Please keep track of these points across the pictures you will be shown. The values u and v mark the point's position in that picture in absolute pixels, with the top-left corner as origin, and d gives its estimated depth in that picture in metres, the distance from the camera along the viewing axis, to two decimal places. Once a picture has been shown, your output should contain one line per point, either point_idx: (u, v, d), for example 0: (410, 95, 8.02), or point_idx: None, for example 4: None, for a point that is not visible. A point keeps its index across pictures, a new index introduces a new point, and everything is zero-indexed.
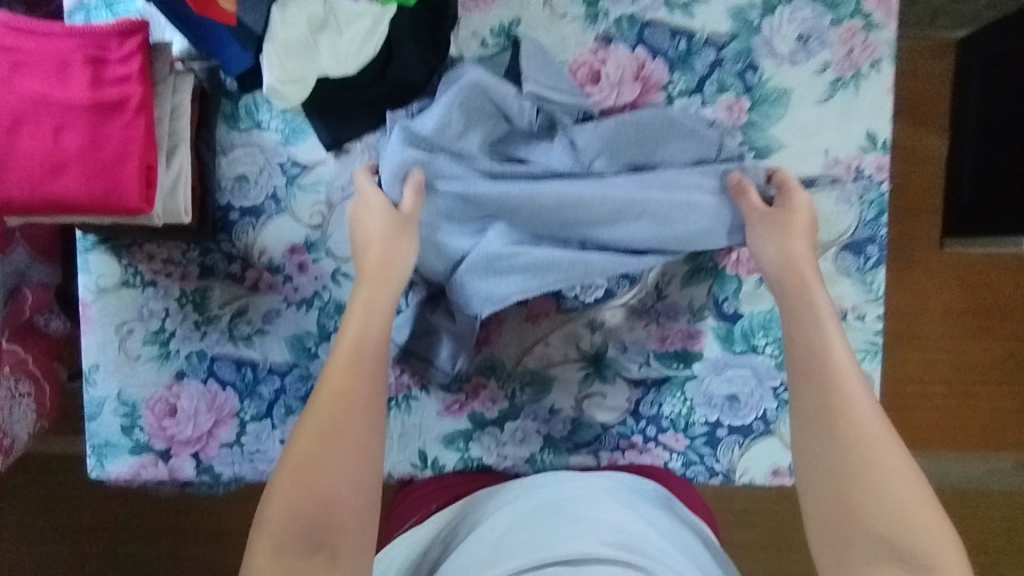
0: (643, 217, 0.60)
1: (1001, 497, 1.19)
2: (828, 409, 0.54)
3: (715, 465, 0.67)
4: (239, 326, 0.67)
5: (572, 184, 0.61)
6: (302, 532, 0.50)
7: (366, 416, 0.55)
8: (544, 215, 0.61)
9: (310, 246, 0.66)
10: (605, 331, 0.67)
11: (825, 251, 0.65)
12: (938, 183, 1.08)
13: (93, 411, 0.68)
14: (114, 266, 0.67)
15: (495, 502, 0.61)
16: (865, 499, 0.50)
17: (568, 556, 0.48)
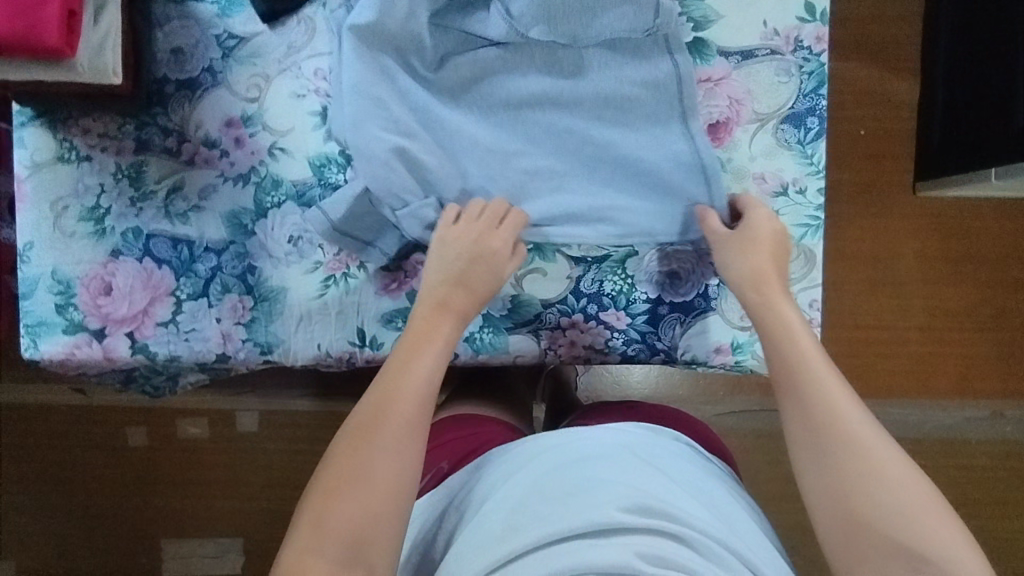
0: (585, 123, 0.62)
1: (974, 443, 1.17)
2: (808, 414, 0.53)
3: (656, 343, 0.66)
4: (175, 202, 0.67)
5: (518, 94, 0.63)
6: (340, 551, 0.49)
7: (414, 433, 0.55)
8: (511, 128, 0.63)
9: (246, 120, 0.66)
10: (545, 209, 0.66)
11: (764, 124, 0.65)
12: (906, 118, 1.07)
13: (27, 289, 0.67)
14: (49, 141, 0.66)
15: (510, 463, 0.61)
16: (865, 500, 0.48)
17: (583, 529, 0.50)
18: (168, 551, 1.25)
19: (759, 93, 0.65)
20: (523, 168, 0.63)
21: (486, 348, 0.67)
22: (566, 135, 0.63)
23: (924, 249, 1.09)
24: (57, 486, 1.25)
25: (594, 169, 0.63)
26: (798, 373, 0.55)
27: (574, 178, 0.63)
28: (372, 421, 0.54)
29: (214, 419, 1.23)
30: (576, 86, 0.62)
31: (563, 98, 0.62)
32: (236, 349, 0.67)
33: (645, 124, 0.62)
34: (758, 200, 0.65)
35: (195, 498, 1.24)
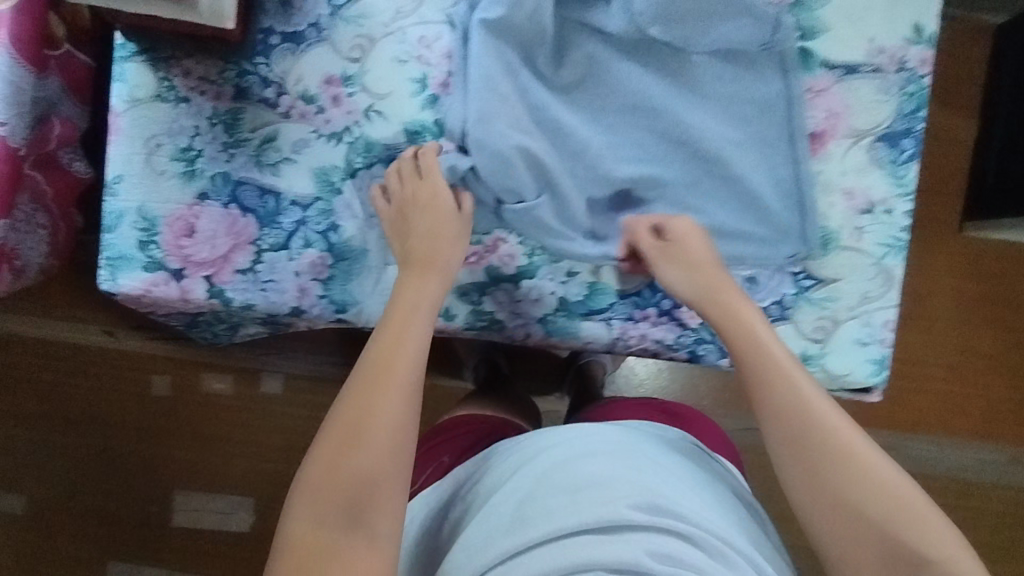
0: (688, 132, 0.64)
1: (1004, 493, 1.12)
2: (790, 425, 0.50)
3: (727, 345, 0.67)
4: (267, 153, 0.67)
5: (627, 96, 0.65)
6: (342, 517, 0.47)
7: (413, 395, 0.53)
8: (614, 128, 0.65)
9: (346, 79, 0.66)
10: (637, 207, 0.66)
11: (860, 140, 0.65)
12: (960, 156, 1.07)
13: (111, 223, 0.68)
14: (149, 78, 0.66)
15: (523, 452, 0.60)
16: (859, 512, 0.46)
17: (597, 524, 0.48)
18: (177, 503, 1.25)
19: (859, 109, 0.65)
20: (623, 169, 0.65)
21: (559, 332, 0.68)
22: (666, 142, 0.65)
23: (961, 289, 1.09)
24: (77, 426, 1.25)
25: (689, 180, 0.65)
26: (770, 381, 0.53)
27: (667, 182, 0.65)
28: (371, 385, 0.52)
29: (239, 377, 1.24)
30: (682, 96, 0.64)
31: (671, 103, 0.64)
32: (311, 304, 0.68)
33: (743, 141, 0.65)
34: (844, 215, 0.65)
35: (211, 453, 1.24)
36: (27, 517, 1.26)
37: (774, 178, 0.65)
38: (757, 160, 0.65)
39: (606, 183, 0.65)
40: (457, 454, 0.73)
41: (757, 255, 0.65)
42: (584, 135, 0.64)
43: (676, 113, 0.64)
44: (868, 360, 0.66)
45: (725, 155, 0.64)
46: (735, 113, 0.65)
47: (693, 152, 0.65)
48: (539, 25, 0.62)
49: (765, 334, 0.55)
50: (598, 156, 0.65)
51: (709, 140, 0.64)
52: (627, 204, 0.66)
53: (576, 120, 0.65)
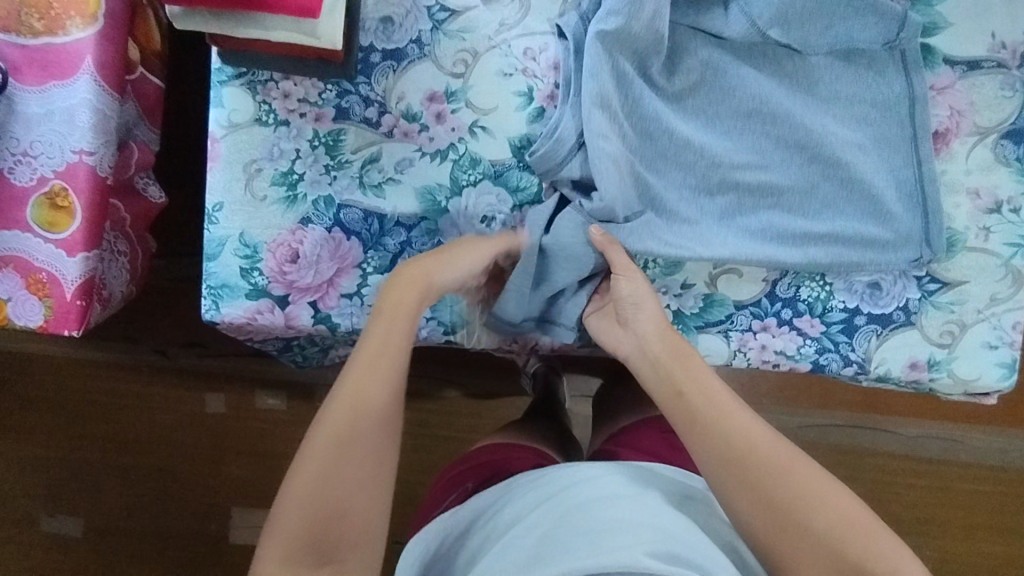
0: (809, 135, 0.62)
1: None
2: (749, 459, 0.52)
3: (850, 354, 0.65)
4: (370, 173, 0.66)
5: (744, 100, 0.63)
6: (312, 553, 0.50)
7: (391, 429, 0.55)
8: (731, 133, 0.63)
9: (450, 96, 0.65)
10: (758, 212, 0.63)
11: (985, 138, 0.63)
12: None
13: (212, 251, 0.66)
14: (248, 101, 0.65)
15: (542, 489, 0.60)
16: (811, 534, 0.49)
17: (610, 566, 0.46)
18: (235, 520, 1.23)
19: (982, 106, 0.63)
20: (745, 174, 0.63)
21: None
22: (785, 146, 0.63)
23: None
24: (136, 448, 1.24)
25: (809, 185, 0.63)
26: (721, 413, 0.55)
27: (785, 188, 0.63)
28: (347, 422, 0.53)
29: (295, 392, 1.23)
30: (799, 98, 0.62)
31: (790, 106, 0.62)
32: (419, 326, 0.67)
33: (864, 141, 0.63)
34: (970, 215, 0.63)
35: (268, 469, 1.23)
36: (87, 541, 1.24)
37: (898, 181, 0.63)
38: (879, 163, 0.63)
39: (724, 190, 0.63)
40: (481, 479, 0.73)
41: (880, 261, 0.63)
42: (701, 143, 0.62)
43: (796, 117, 0.62)
44: (998, 363, 0.64)
45: (848, 158, 0.62)
46: (855, 114, 0.63)
47: (814, 156, 0.62)
48: (656, 33, 0.60)
49: (704, 370, 0.57)
50: (714, 166, 0.63)
51: (831, 143, 0.62)
52: (748, 211, 0.63)
53: (692, 126, 0.63)
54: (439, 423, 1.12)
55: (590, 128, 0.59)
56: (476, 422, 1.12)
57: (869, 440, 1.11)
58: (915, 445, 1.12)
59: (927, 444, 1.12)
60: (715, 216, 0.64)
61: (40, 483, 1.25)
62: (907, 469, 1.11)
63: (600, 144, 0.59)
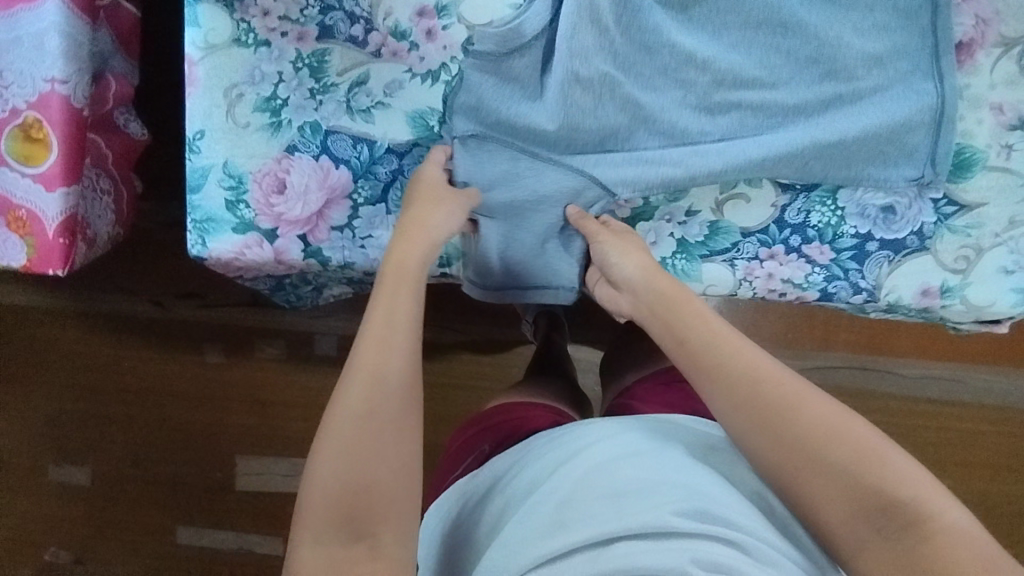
0: (822, 48, 0.58)
1: None
2: (753, 400, 0.48)
3: (859, 281, 0.62)
4: (358, 97, 0.62)
5: (756, 11, 0.58)
6: (342, 533, 0.46)
7: (405, 398, 0.50)
8: (740, 48, 0.59)
9: (440, 11, 0.60)
10: (769, 132, 0.60)
11: (1010, 49, 0.59)
12: None
13: (195, 182, 0.63)
14: (225, 21, 0.61)
15: (557, 453, 0.57)
16: (828, 469, 0.45)
17: (638, 529, 0.46)
18: (240, 467, 1.24)
19: (1009, 14, 0.59)
20: (754, 94, 0.59)
21: (679, 275, 0.64)
22: (800, 61, 0.59)
23: None
24: (139, 398, 1.24)
25: (824, 102, 0.59)
26: (719, 355, 0.51)
27: (797, 106, 0.59)
28: (366, 395, 0.49)
29: (294, 342, 1.21)
30: (814, 8, 0.58)
31: (804, 16, 0.58)
32: None
33: (884, 53, 0.58)
34: (992, 132, 0.60)
35: (271, 419, 1.22)
36: (95, 488, 1.25)
37: (919, 95, 0.58)
38: (897, 79, 0.59)
39: (729, 109, 0.60)
40: (496, 441, 0.71)
41: (890, 180, 0.60)
42: (707, 57, 0.58)
43: (810, 28, 0.58)
44: (1013, 288, 0.62)
45: (861, 76, 0.59)
46: (875, 24, 0.58)
47: (826, 71, 0.59)
48: None
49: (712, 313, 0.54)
50: (720, 83, 0.59)
51: (846, 56, 0.58)
52: (754, 131, 0.60)
53: (698, 40, 0.59)
54: (439, 368, 1.11)
55: (576, 45, 0.57)
56: (477, 369, 1.11)
57: (871, 381, 1.11)
58: (917, 385, 1.11)
59: (930, 385, 1.11)
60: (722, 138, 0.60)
61: (45, 434, 1.25)
62: (914, 410, 1.11)
63: (579, 66, 0.58)
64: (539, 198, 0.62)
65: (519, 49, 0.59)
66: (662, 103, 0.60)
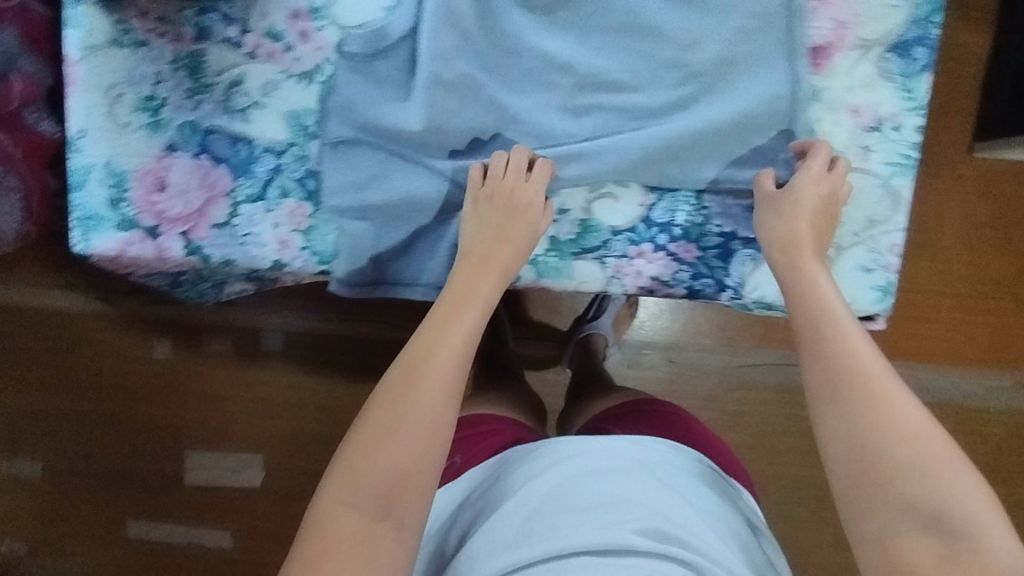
0: (682, 50, 0.60)
1: (1001, 416, 1.15)
2: (839, 375, 0.51)
3: (725, 279, 0.65)
4: (235, 98, 0.64)
5: (618, 14, 0.60)
6: (368, 502, 0.47)
7: (456, 388, 0.53)
8: (603, 50, 0.60)
9: (314, 12, 0.62)
10: (632, 131, 0.61)
11: (868, 51, 0.60)
12: (972, 92, 1.08)
13: (78, 180, 0.64)
14: (102, 20, 0.61)
15: (529, 466, 0.61)
16: (891, 472, 0.45)
17: (597, 547, 0.50)
18: (189, 463, 1.24)
19: (867, 16, 0.60)
20: (617, 96, 0.61)
21: (550, 272, 0.65)
22: (664, 64, 0.60)
23: (971, 216, 1.10)
24: (89, 393, 1.24)
25: (684, 104, 0.61)
26: (821, 330, 0.53)
27: (658, 108, 0.61)
28: (417, 380, 0.52)
29: (238, 338, 1.20)
30: (672, 11, 0.59)
31: (662, 20, 0.59)
32: (292, 257, 0.66)
33: (739, 58, 0.60)
34: (849, 133, 0.62)
35: (219, 412, 1.22)
36: (48, 480, 1.26)
37: (772, 96, 0.60)
38: (754, 82, 0.60)
39: (592, 111, 0.61)
40: (468, 454, 0.70)
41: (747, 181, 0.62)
42: (567, 60, 0.60)
43: (668, 31, 0.59)
44: (873, 287, 0.63)
45: (718, 81, 0.60)
46: (735, 26, 0.59)
47: (687, 75, 0.60)
48: None
49: (834, 303, 0.55)
50: (582, 86, 0.61)
51: (704, 59, 0.60)
52: (617, 130, 0.62)
53: (561, 44, 0.60)
54: None
55: (436, 47, 0.59)
56: None
57: None
58: None
59: None
60: (586, 137, 0.62)
61: None
62: None
63: (440, 68, 0.59)
64: (414, 204, 0.64)
65: (384, 52, 0.61)
66: (524, 106, 0.61)
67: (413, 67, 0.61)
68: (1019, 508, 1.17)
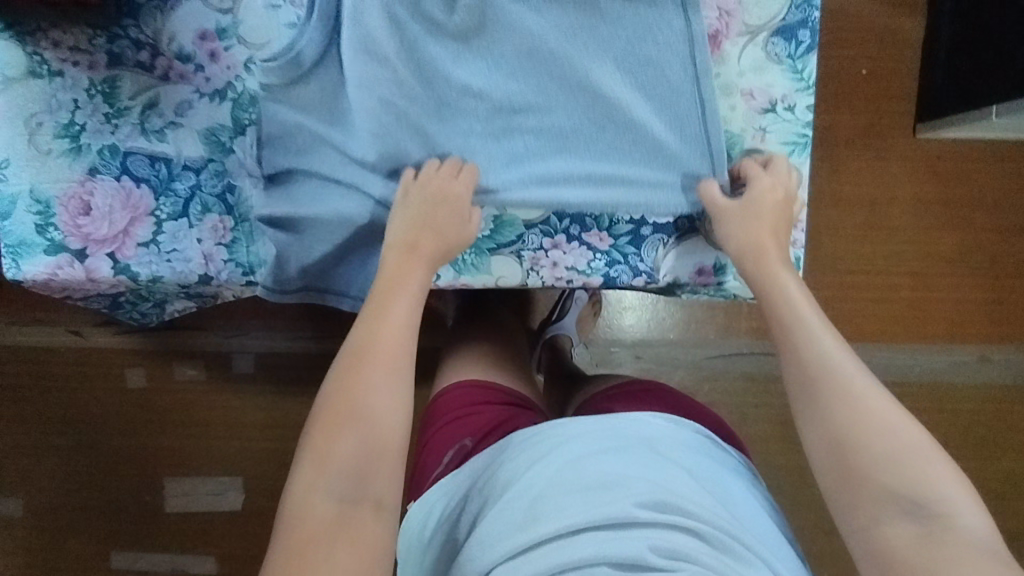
0: (592, 75, 0.62)
1: (971, 391, 1.16)
2: (814, 391, 0.54)
3: (638, 264, 0.67)
4: (151, 119, 0.66)
5: (526, 43, 0.62)
6: (343, 486, 0.50)
7: (401, 373, 0.57)
8: (521, 81, 0.63)
9: (221, 33, 0.65)
10: (552, 156, 0.63)
11: (755, 37, 0.64)
12: (910, 73, 1.10)
13: (4, 209, 0.66)
14: (18, 54, 0.64)
15: (532, 449, 0.58)
16: (868, 460, 0.50)
17: (608, 522, 0.49)
18: (168, 490, 1.23)
19: (750, 3, 0.63)
20: (538, 124, 0.63)
21: (469, 269, 0.67)
22: (573, 87, 0.62)
23: (921, 194, 1.12)
24: (64, 427, 1.22)
25: (597, 122, 0.63)
26: (792, 330, 0.57)
27: (575, 131, 0.63)
28: (366, 370, 0.55)
29: (209, 362, 1.20)
30: (572, 34, 0.62)
31: (564, 44, 0.62)
32: (217, 269, 0.67)
33: (643, 79, 0.63)
34: (745, 116, 0.65)
35: (193, 438, 1.21)
36: (27, 520, 1.24)
37: (667, 92, 0.62)
38: (660, 98, 0.63)
39: (513, 136, 0.63)
40: (479, 433, 0.70)
41: (667, 203, 0.63)
42: (482, 88, 0.63)
43: (570, 55, 0.62)
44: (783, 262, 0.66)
45: (626, 98, 0.62)
46: (636, 48, 0.62)
47: (596, 96, 0.62)
48: None
49: (796, 294, 0.59)
50: (497, 110, 0.63)
51: (609, 79, 0.62)
52: (539, 155, 0.63)
53: (475, 73, 0.63)
54: None
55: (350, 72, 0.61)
56: None
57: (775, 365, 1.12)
58: None
59: None
60: (510, 164, 0.64)
61: None
62: None
63: (357, 96, 0.62)
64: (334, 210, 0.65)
65: (303, 78, 0.63)
66: (447, 132, 0.64)
67: (322, 82, 0.63)
68: (998, 480, 1.17)
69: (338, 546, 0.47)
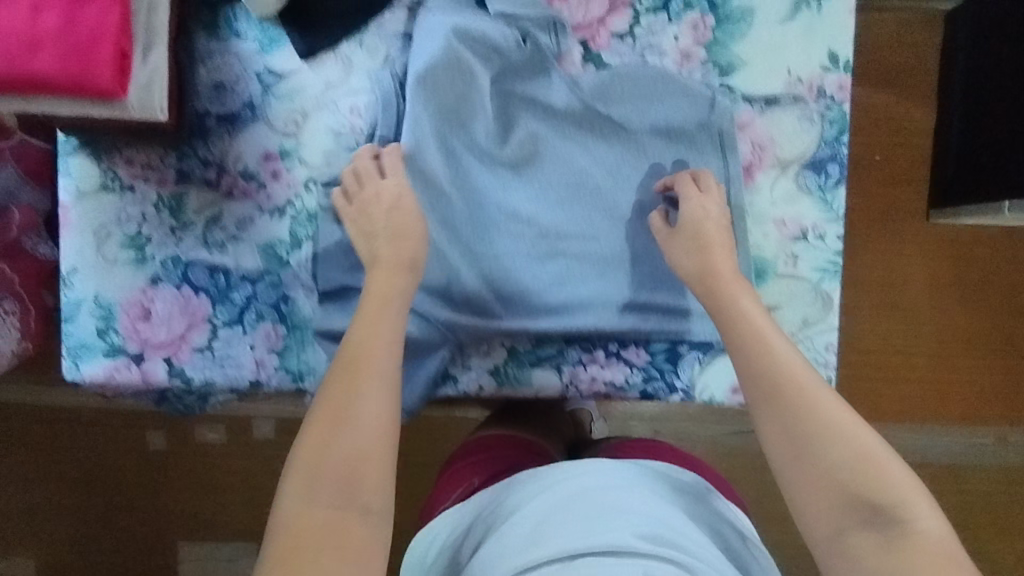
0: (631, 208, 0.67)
1: (986, 471, 1.18)
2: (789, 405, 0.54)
3: (675, 381, 0.69)
4: (214, 233, 0.70)
5: (571, 174, 0.66)
6: (334, 495, 0.51)
7: (388, 381, 0.56)
8: (570, 214, 0.66)
9: (284, 153, 0.69)
10: (595, 284, 0.66)
11: (787, 169, 0.68)
12: (925, 159, 1.11)
13: (69, 313, 0.69)
14: (92, 170, 0.69)
15: (536, 483, 0.61)
16: (849, 485, 0.49)
17: (602, 547, 0.50)
18: (184, 554, 1.22)
19: (783, 140, 0.68)
20: (583, 255, 0.66)
21: (512, 383, 0.69)
22: (614, 216, 0.67)
23: (934, 275, 1.12)
24: (81, 491, 1.22)
25: (635, 249, 0.67)
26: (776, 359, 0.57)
27: (615, 257, 0.67)
28: (353, 377, 0.55)
29: (230, 427, 1.20)
30: (613, 167, 0.67)
31: (606, 178, 0.66)
32: (268, 376, 0.70)
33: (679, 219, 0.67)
34: (779, 243, 0.68)
35: (213, 503, 1.22)
36: None
37: None
38: None
39: (557, 258, 0.66)
40: (484, 476, 0.72)
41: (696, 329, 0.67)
42: (530, 213, 0.66)
43: (613, 189, 0.67)
44: None
45: None
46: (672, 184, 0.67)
47: (636, 228, 0.67)
48: (461, 95, 0.65)
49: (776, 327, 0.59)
50: (544, 235, 0.66)
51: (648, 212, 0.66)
52: (583, 282, 0.66)
53: (522, 202, 0.66)
54: None
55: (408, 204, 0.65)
56: None
57: None
58: None
59: None
60: (553, 283, 0.66)
61: None
62: None
63: None
64: None
65: None
66: (495, 252, 0.66)
67: None
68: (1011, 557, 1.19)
69: (328, 556, 0.48)
